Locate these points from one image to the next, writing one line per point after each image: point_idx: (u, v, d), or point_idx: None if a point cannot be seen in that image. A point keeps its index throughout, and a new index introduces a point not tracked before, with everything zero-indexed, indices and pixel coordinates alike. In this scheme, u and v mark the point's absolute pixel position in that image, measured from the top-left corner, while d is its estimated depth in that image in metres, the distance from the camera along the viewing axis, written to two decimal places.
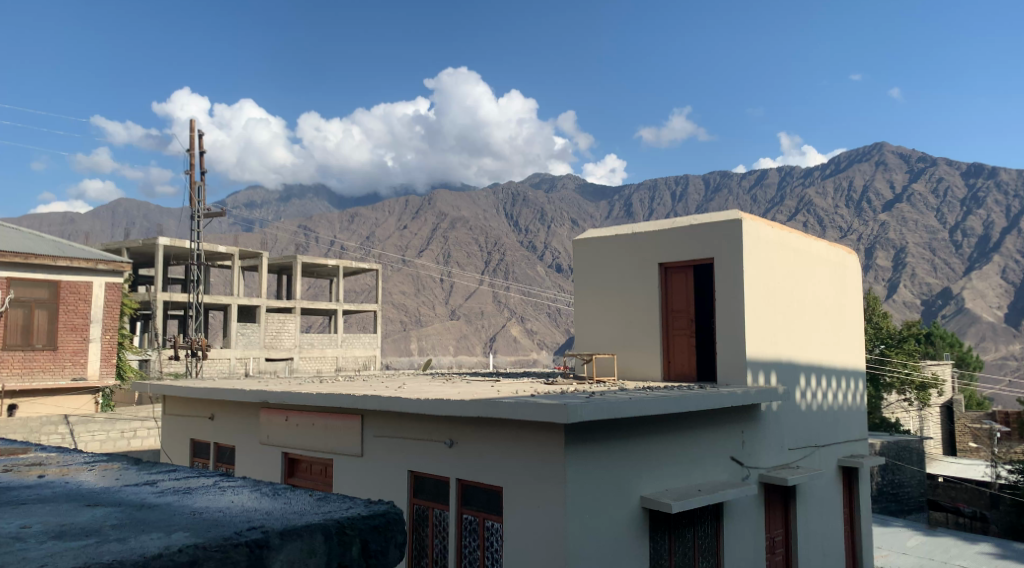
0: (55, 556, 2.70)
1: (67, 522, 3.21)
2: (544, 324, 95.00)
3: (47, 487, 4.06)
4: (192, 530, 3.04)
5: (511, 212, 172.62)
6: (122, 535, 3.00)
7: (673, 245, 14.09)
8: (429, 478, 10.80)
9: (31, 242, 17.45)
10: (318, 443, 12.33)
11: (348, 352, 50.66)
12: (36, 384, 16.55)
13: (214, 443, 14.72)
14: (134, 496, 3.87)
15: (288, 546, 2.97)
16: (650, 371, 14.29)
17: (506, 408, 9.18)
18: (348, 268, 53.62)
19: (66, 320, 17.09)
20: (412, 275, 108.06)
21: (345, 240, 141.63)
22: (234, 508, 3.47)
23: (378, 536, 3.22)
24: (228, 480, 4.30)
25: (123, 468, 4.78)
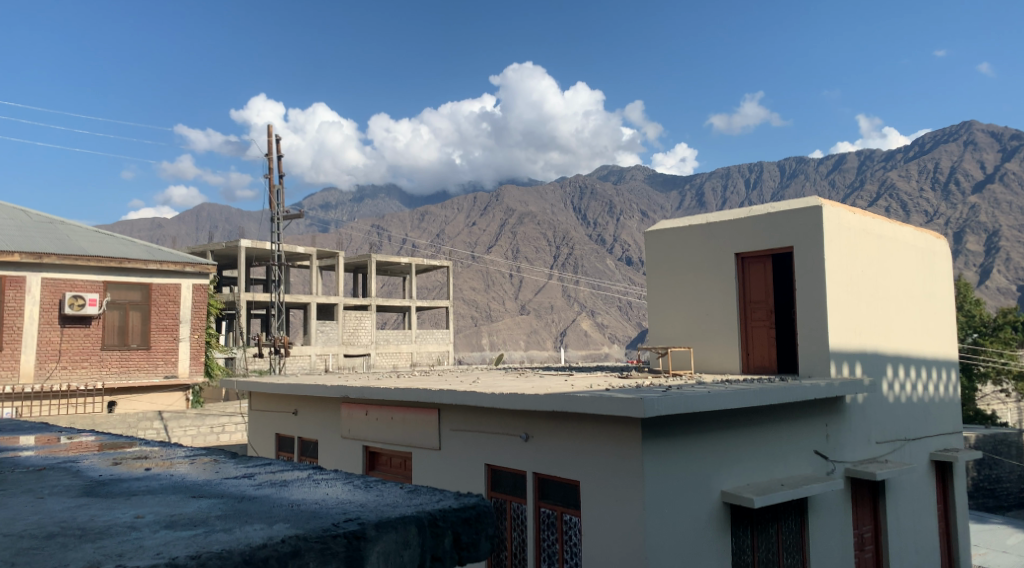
0: (167, 545, 2.86)
1: (175, 513, 3.41)
2: (616, 317, 94.35)
3: (154, 479, 4.31)
4: (293, 522, 3.18)
5: (580, 206, 171.70)
6: (228, 525, 3.16)
7: (750, 234, 13.84)
8: (507, 472, 10.90)
9: (124, 246, 18.34)
10: (397, 437, 12.59)
11: (422, 348, 51.41)
12: (132, 381, 17.41)
13: (299, 438, 15.20)
14: (233, 488, 4.07)
15: (384, 538, 3.09)
16: (728, 363, 14.09)
17: (582, 402, 9.21)
18: (421, 266, 54.37)
19: (157, 321, 17.90)
20: (482, 271, 108.73)
21: (416, 238, 143.56)
22: (329, 500, 3.62)
23: (469, 528, 3.32)
24: (321, 473, 4.47)
25: (220, 461, 5.02)
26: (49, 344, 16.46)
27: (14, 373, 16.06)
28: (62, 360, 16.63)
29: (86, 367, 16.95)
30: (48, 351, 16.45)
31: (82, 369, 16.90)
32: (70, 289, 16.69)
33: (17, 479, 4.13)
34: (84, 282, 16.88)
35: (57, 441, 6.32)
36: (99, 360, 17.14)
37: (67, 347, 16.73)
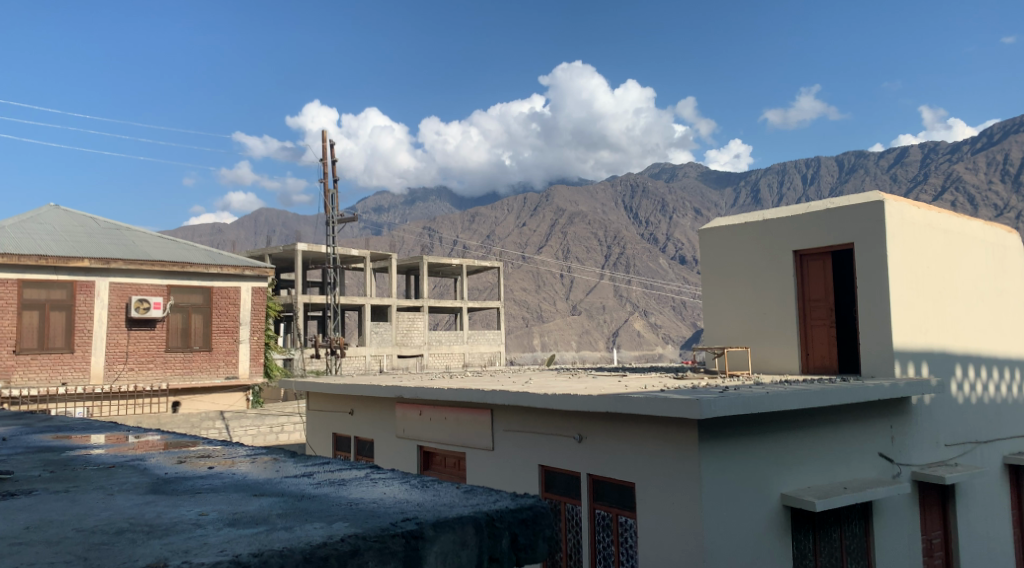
0: (231, 543, 2.91)
1: (239, 510, 3.47)
2: (669, 317, 93.32)
3: (216, 477, 4.40)
4: (352, 521, 3.20)
5: (632, 205, 170.53)
6: (288, 524, 3.20)
7: (809, 230, 13.53)
8: (561, 472, 10.86)
9: (186, 251, 18.83)
10: (451, 437, 12.65)
11: (474, 349, 51.69)
12: (195, 382, 17.88)
13: (355, 437, 15.41)
14: (293, 486, 4.13)
15: (442, 538, 3.10)
16: (787, 363, 13.80)
17: (637, 403, 9.11)
18: (472, 267, 54.63)
19: (218, 323, 18.34)
20: (533, 271, 108.76)
21: (468, 239, 144.35)
22: (387, 500, 3.64)
23: (527, 529, 3.30)
24: (379, 473, 4.50)
25: (281, 460, 5.10)
26: (116, 346, 16.99)
27: (85, 375, 16.62)
28: (129, 361, 17.15)
29: (151, 368, 17.44)
30: (116, 353, 16.98)
31: (148, 371, 17.40)
32: (136, 292, 17.22)
33: (89, 475, 4.26)
34: (149, 286, 17.40)
35: (124, 440, 6.51)
36: (164, 361, 17.63)
37: (134, 349, 17.24)
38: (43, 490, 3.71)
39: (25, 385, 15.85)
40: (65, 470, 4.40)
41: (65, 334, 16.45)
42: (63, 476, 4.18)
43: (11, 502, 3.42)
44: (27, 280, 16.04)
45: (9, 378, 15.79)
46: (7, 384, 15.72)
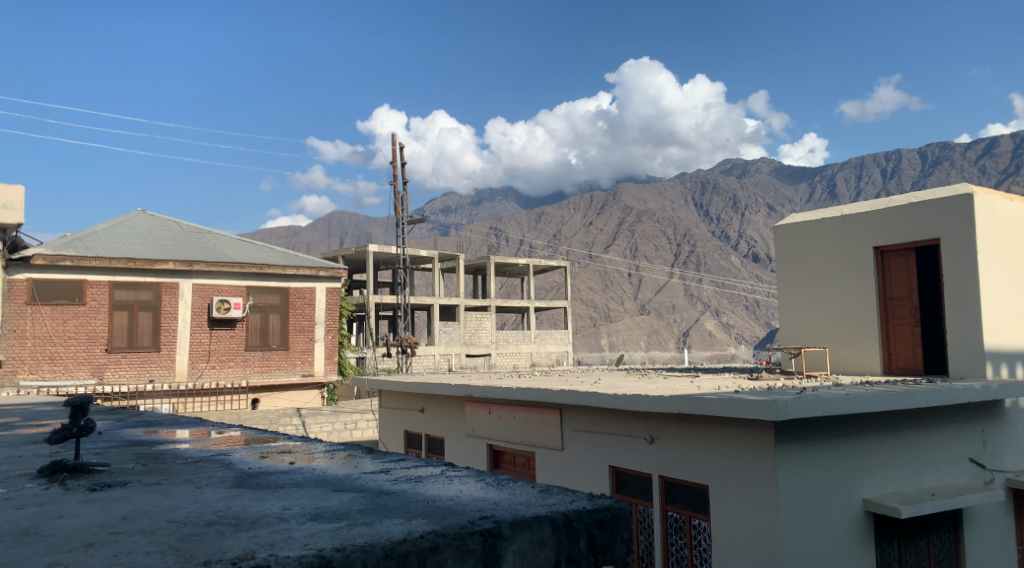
0: (315, 537, 2.95)
1: (320, 506, 3.54)
2: (742, 317, 91.36)
3: (298, 473, 4.50)
4: (430, 518, 3.22)
5: (702, 203, 167.70)
6: (369, 519, 3.24)
7: (890, 225, 13.05)
8: (632, 474, 10.74)
9: (264, 252, 19.39)
10: (521, 436, 12.66)
11: (542, 349, 51.69)
12: (273, 380, 18.38)
13: (426, 435, 15.59)
14: (371, 482, 4.18)
15: (520, 537, 3.10)
16: (868, 364, 13.33)
17: (711, 404, 8.95)
18: (539, 266, 54.59)
19: (295, 322, 18.82)
20: (601, 271, 108.04)
21: (535, 239, 144.41)
22: (463, 497, 3.65)
23: (604, 530, 3.27)
24: (454, 470, 4.53)
25: (359, 456, 5.19)
26: (199, 345, 17.59)
27: (170, 372, 17.25)
28: (211, 360, 17.73)
29: (232, 366, 17.98)
30: (199, 351, 17.58)
31: (229, 368, 17.96)
32: (217, 293, 17.82)
33: (177, 469, 4.41)
34: (229, 287, 18.00)
35: (208, 436, 6.73)
36: (244, 360, 18.17)
37: (216, 347, 17.81)
38: (137, 482, 3.86)
39: (116, 382, 16.55)
40: (156, 463, 4.56)
41: (152, 333, 17.11)
42: (154, 469, 4.35)
43: (108, 492, 3.56)
44: (116, 281, 16.76)
45: (101, 375, 16.51)
46: (99, 380, 16.44)
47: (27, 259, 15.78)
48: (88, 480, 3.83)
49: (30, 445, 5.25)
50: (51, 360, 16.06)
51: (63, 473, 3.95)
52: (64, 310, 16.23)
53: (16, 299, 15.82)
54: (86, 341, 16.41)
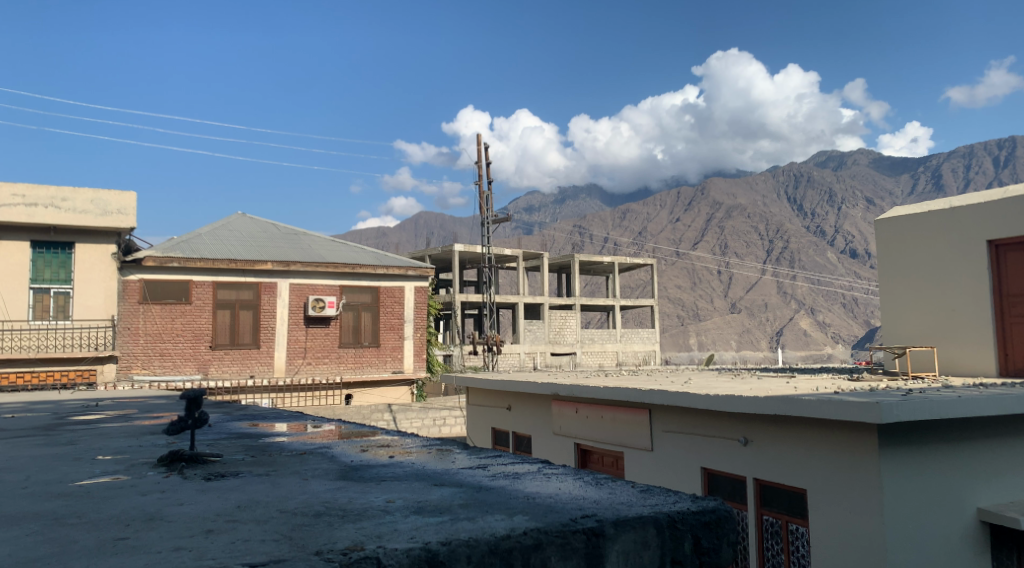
0: (420, 530, 2.98)
1: (421, 499, 3.58)
2: (838, 316, 88.12)
3: (398, 467, 4.58)
4: (532, 515, 3.22)
5: (794, 197, 162.53)
6: (471, 514, 3.26)
7: (1005, 217, 12.28)
8: (726, 476, 10.49)
9: (356, 252, 19.90)
10: (609, 436, 12.53)
11: (628, 348, 51.11)
12: (365, 376, 18.81)
13: (513, 432, 15.66)
14: (470, 478, 4.22)
15: (623, 537, 3.06)
16: (981, 364, 12.64)
17: (810, 405, 8.64)
18: (625, 264, 53.99)
19: (385, 320, 19.25)
20: (689, 269, 106.13)
21: (621, 237, 143.03)
22: (563, 495, 3.63)
23: (710, 532, 3.19)
24: (551, 468, 4.51)
25: (454, 451, 5.25)
26: (296, 342, 18.18)
27: (269, 368, 17.88)
28: (307, 356, 18.28)
29: (327, 362, 18.50)
30: (296, 348, 18.16)
31: (324, 365, 18.47)
32: (313, 293, 18.39)
33: (283, 461, 4.56)
34: (323, 287, 18.54)
35: (305, 429, 6.92)
36: (338, 357, 18.65)
37: (311, 345, 18.36)
38: (247, 473, 4.01)
39: (220, 377, 17.26)
40: (263, 455, 4.73)
41: (253, 331, 17.79)
42: (263, 460, 4.50)
43: (222, 482, 3.71)
44: (219, 282, 17.50)
45: (206, 370, 17.24)
46: (204, 376, 17.18)
47: (139, 260, 16.70)
48: (202, 469, 4.01)
49: (149, 435, 5.54)
50: (162, 356, 16.89)
51: (180, 462, 4.15)
52: (173, 309, 17.04)
53: (130, 299, 16.73)
54: (192, 339, 17.17)
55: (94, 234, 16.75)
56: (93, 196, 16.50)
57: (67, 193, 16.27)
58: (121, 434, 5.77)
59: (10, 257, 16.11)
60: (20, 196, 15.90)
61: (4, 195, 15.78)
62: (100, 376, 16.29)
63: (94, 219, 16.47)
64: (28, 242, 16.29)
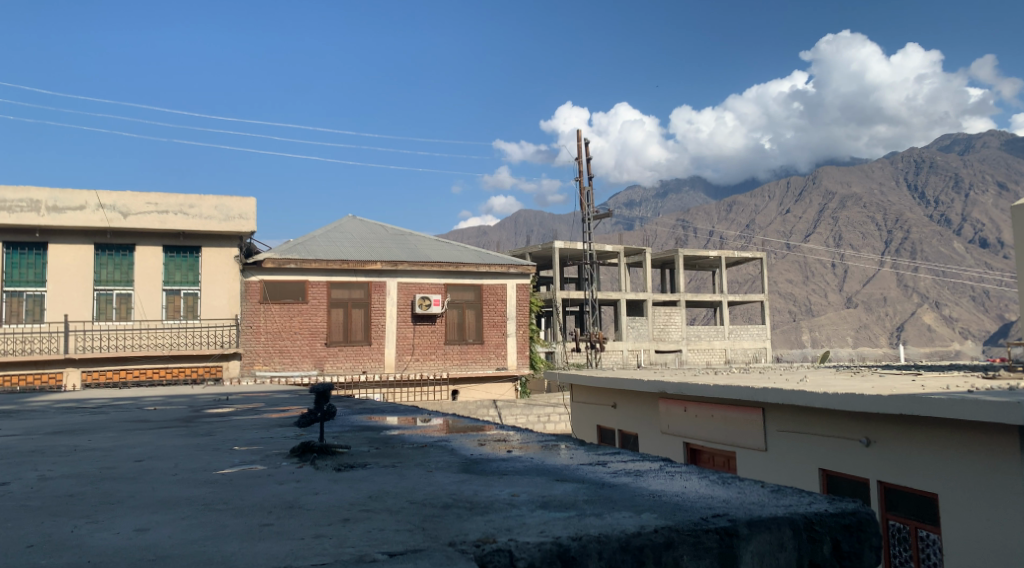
0: (548, 525, 2.96)
1: (546, 494, 3.57)
2: (967, 310, 82.80)
3: (518, 460, 4.59)
4: (660, 512, 3.14)
5: (915, 184, 153.90)
6: (598, 511, 3.22)
7: None
8: (846, 478, 10.02)
9: (459, 251, 20.22)
10: (720, 435, 12.18)
11: (736, 345, 49.70)
12: (471, 372, 19.03)
13: (619, 430, 15.48)
14: (591, 474, 4.17)
15: (757, 538, 2.94)
16: None
17: (939, 404, 8.14)
18: (731, 258, 52.50)
19: (489, 318, 19.46)
20: (800, 263, 102.36)
21: (727, 231, 139.25)
22: (690, 493, 3.54)
23: (850, 536, 3.04)
24: (673, 466, 4.41)
25: (571, 447, 5.21)
26: (404, 339, 18.59)
27: (380, 364, 18.34)
28: (415, 353, 18.66)
29: (434, 359, 18.83)
30: (404, 345, 18.58)
31: (431, 361, 18.80)
32: (419, 291, 18.77)
33: (405, 453, 4.65)
34: (430, 285, 18.89)
35: (417, 423, 7.05)
36: (444, 353, 18.94)
37: (418, 341, 18.72)
38: (375, 464, 4.11)
39: (335, 373, 17.83)
40: (387, 447, 4.85)
41: (364, 328, 18.30)
42: (386, 453, 4.59)
43: (353, 473, 3.82)
44: (333, 281, 18.11)
45: (322, 366, 17.82)
46: (320, 371, 17.76)
47: (259, 262, 17.49)
48: (333, 461, 4.14)
49: (278, 428, 5.76)
50: (281, 353, 17.55)
51: (312, 453, 4.30)
52: (291, 308, 17.72)
53: (251, 299, 17.54)
54: (309, 336, 17.80)
55: (219, 238, 17.75)
56: (217, 203, 17.57)
57: (194, 200, 17.39)
58: (253, 426, 6.04)
59: (145, 260, 17.21)
60: (153, 204, 17.08)
61: (139, 203, 16.98)
62: (226, 371, 17.20)
63: (218, 224, 17.49)
64: (161, 247, 17.39)
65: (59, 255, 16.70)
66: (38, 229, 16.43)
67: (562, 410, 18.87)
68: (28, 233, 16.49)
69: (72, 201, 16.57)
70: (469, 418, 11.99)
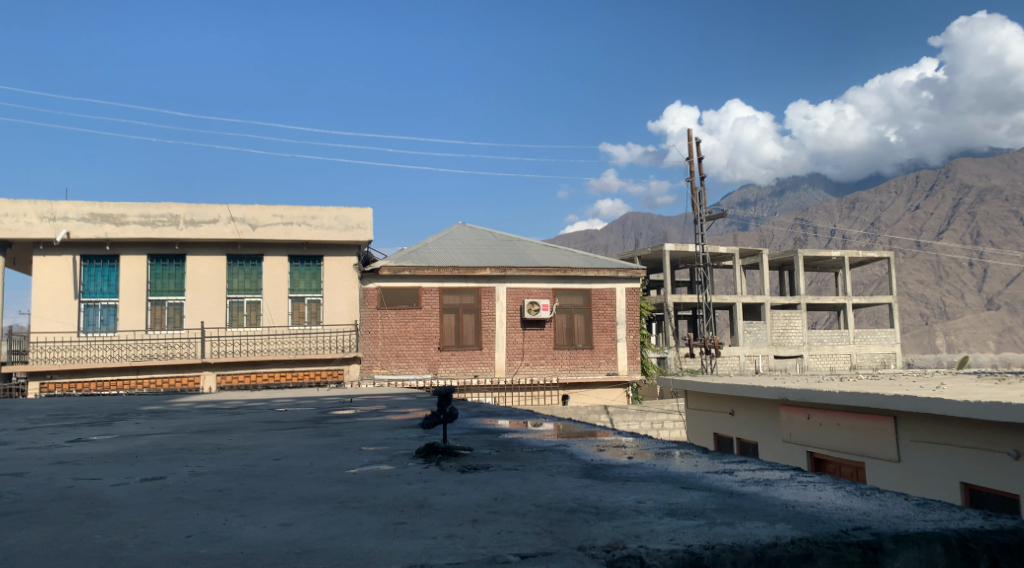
0: (678, 533, 2.89)
1: (673, 502, 3.49)
2: None
3: (640, 467, 4.51)
4: (795, 523, 3.01)
5: None
6: (728, 520, 3.11)
7: None
8: (991, 493, 9.33)
9: (567, 256, 20.19)
10: (847, 445, 11.55)
11: (862, 350, 47.28)
12: (581, 377, 18.94)
13: (738, 439, 15.02)
14: (718, 482, 4.05)
15: (905, 554, 2.76)
16: None
17: None
18: (856, 258, 49.98)
19: (599, 322, 19.33)
20: (932, 262, 96.37)
21: (850, 229, 132.70)
22: (826, 504, 3.38)
23: (1010, 556, 2.80)
24: (805, 475, 4.22)
25: (695, 454, 5.08)
26: (514, 344, 18.71)
27: (491, 369, 18.53)
28: (525, 357, 18.76)
29: (543, 363, 18.86)
30: (514, 350, 18.70)
31: (541, 365, 18.84)
32: (528, 296, 18.86)
33: (526, 457, 4.67)
34: (538, 290, 18.96)
35: (529, 427, 7.07)
36: (554, 358, 18.94)
37: (528, 346, 18.81)
38: (498, 466, 4.15)
39: (448, 376, 18.15)
40: (507, 450, 4.88)
41: (475, 333, 18.55)
42: (507, 456, 4.62)
43: (476, 474, 3.86)
44: (445, 287, 18.46)
45: (435, 370, 18.18)
46: (434, 375, 18.12)
47: (377, 270, 18.06)
48: (456, 462, 4.21)
49: (402, 429, 5.92)
50: (397, 356, 18.02)
51: (436, 455, 4.38)
52: (406, 313, 18.20)
53: (369, 305, 18.14)
54: (423, 341, 18.20)
55: (339, 247, 18.49)
56: (337, 213, 18.27)
57: (316, 212, 18.14)
58: (378, 427, 6.22)
59: (272, 269, 18.11)
60: (279, 216, 17.92)
61: (267, 216, 17.85)
62: (347, 374, 17.88)
63: (338, 234, 18.20)
64: (287, 257, 18.26)
65: (196, 265, 17.78)
66: (177, 242, 17.54)
67: (676, 417, 18.47)
68: (168, 246, 17.63)
69: (206, 216, 17.59)
70: (581, 423, 11.91)
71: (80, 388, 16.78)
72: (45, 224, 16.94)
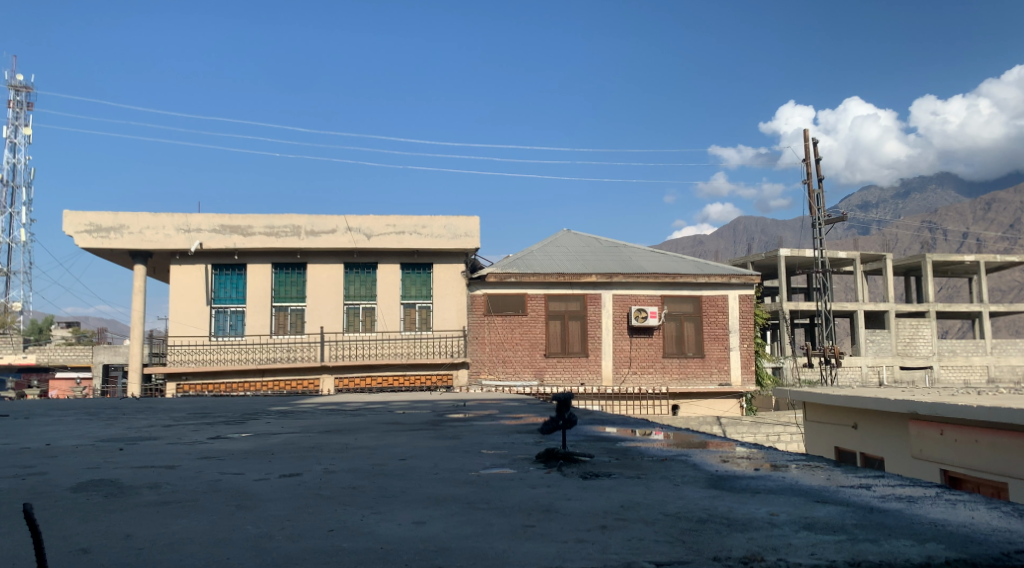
0: (819, 547, 2.75)
1: (809, 515, 3.33)
2: None
3: (768, 479, 4.34)
4: (948, 543, 2.81)
5: None
6: (871, 536, 2.94)
7: None
8: None
9: (676, 261, 19.79)
10: (987, 464, 10.69)
11: (1001, 362, 44.05)
12: (691, 387, 18.48)
13: (861, 453, 14.25)
14: (856, 498, 3.82)
15: None
16: None
17: None
18: (993, 263, 46.61)
19: (709, 331, 18.85)
20: None
21: (985, 232, 124.11)
22: (980, 525, 3.14)
23: None
24: (951, 493, 3.94)
25: (826, 468, 4.84)
26: (622, 351, 18.50)
27: (598, 376, 18.37)
28: (633, 365, 18.51)
29: (652, 372, 18.55)
30: (622, 357, 18.48)
31: (650, 374, 18.54)
32: (635, 303, 18.61)
33: (647, 465, 4.57)
34: (646, 297, 18.67)
35: (641, 436, 6.95)
36: (662, 367, 18.60)
37: (636, 354, 18.54)
38: (620, 474, 4.09)
39: (554, 383, 18.11)
40: (627, 458, 4.81)
41: (581, 340, 18.44)
42: (628, 464, 4.55)
43: (600, 481, 3.82)
44: (551, 294, 18.42)
45: (542, 376, 18.16)
46: (541, 382, 18.09)
47: (484, 276, 18.27)
48: (578, 468, 4.17)
49: (516, 434, 5.94)
50: (504, 362, 18.10)
51: (558, 460, 4.36)
52: (512, 320, 18.28)
53: (476, 312, 18.36)
54: (529, 347, 18.20)
55: (449, 254, 18.86)
56: (446, 222, 18.58)
57: (426, 221, 18.50)
58: (493, 431, 6.27)
59: (385, 276, 18.69)
60: (392, 225, 18.38)
61: (381, 225, 18.35)
62: (456, 379, 18.16)
63: (447, 242, 18.52)
64: (399, 264, 18.82)
65: (317, 272, 18.53)
66: (299, 251, 18.31)
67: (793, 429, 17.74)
68: (290, 255, 18.44)
69: (325, 226, 18.20)
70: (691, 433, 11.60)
71: (212, 388, 17.78)
72: (180, 235, 18.02)
